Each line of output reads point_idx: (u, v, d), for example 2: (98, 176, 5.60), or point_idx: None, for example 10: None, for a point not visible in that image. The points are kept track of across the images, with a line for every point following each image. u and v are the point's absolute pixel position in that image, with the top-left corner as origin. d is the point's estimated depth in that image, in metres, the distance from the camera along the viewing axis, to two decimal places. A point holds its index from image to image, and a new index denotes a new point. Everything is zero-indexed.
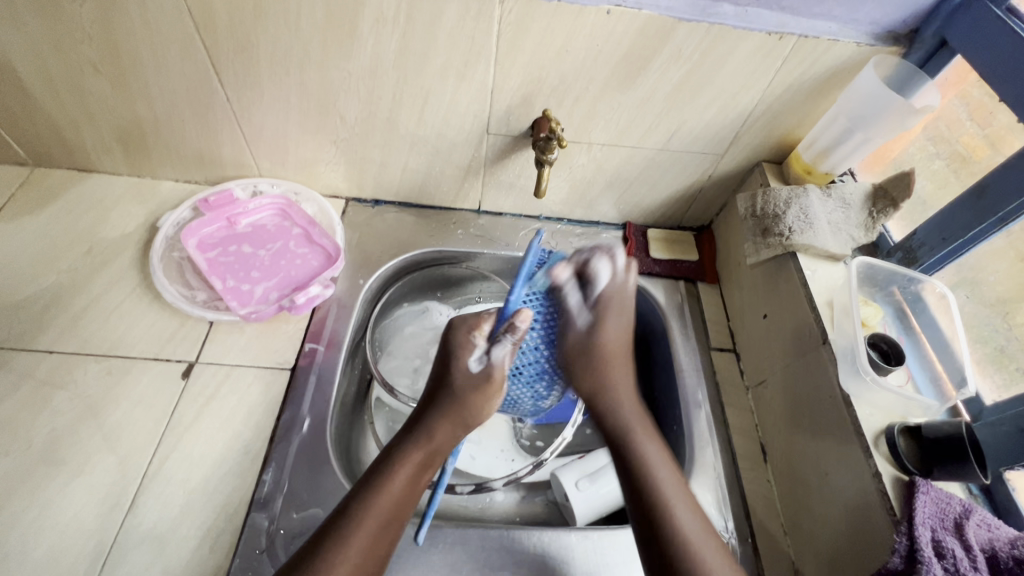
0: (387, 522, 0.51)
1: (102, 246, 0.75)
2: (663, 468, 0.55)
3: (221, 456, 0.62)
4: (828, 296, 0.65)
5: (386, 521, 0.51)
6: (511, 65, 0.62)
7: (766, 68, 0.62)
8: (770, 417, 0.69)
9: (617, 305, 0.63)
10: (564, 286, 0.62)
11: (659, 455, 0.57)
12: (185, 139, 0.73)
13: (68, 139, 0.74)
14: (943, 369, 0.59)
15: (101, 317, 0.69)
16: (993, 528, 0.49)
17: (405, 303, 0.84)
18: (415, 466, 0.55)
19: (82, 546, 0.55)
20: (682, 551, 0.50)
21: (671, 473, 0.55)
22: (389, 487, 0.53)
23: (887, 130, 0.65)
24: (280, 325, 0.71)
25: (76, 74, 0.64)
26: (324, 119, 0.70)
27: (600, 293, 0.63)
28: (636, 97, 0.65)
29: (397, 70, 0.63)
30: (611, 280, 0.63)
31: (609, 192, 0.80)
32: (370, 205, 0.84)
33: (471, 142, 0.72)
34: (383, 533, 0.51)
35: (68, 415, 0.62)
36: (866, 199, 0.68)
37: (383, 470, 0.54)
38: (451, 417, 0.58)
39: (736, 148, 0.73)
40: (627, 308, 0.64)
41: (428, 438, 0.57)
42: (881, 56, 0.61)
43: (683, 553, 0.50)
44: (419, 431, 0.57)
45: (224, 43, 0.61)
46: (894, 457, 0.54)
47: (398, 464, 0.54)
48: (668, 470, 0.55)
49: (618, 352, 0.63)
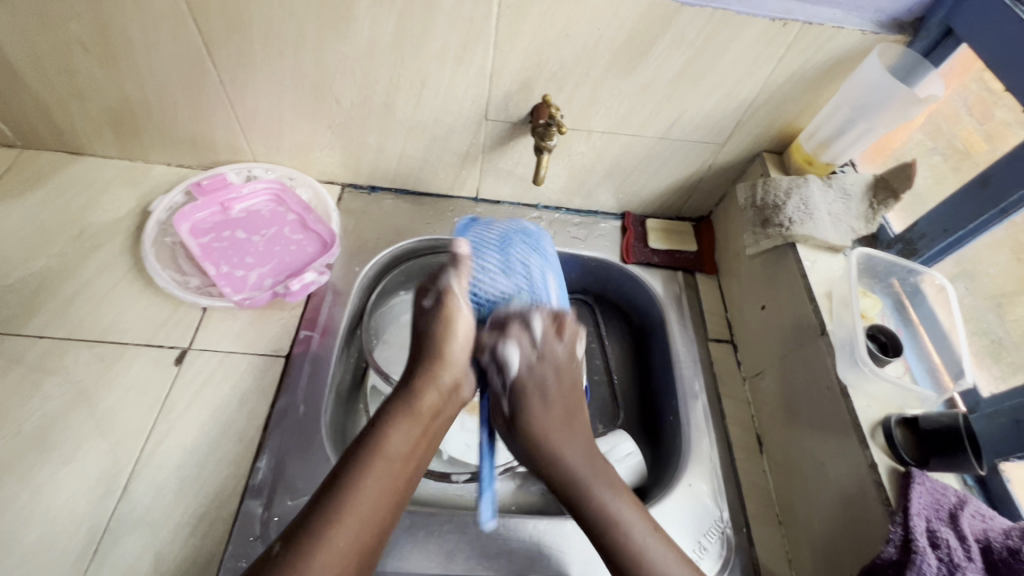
0: (388, 486, 0.49)
1: (93, 230, 0.74)
2: (638, 526, 0.51)
3: (215, 443, 0.61)
4: (827, 287, 0.64)
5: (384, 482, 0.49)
6: (510, 49, 0.61)
7: (769, 56, 0.61)
8: (767, 408, 0.69)
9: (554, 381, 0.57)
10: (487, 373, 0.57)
11: (627, 509, 0.52)
12: (178, 122, 0.72)
13: (57, 120, 0.72)
14: (941, 361, 0.59)
15: (92, 302, 0.68)
16: (987, 519, 0.49)
17: (402, 291, 0.83)
18: (405, 424, 0.52)
19: (74, 531, 0.55)
20: None
21: (642, 523, 0.52)
22: (383, 450, 0.50)
23: (888, 120, 0.64)
24: (275, 312, 0.71)
25: (64, 53, 0.63)
26: (319, 103, 0.68)
27: (515, 380, 0.56)
28: (636, 84, 0.65)
29: (395, 53, 0.62)
30: (523, 363, 0.56)
31: (607, 181, 0.80)
32: (366, 192, 0.83)
33: (469, 128, 0.71)
34: (380, 498, 0.48)
35: (59, 401, 0.61)
36: (867, 189, 0.67)
37: (372, 433, 0.51)
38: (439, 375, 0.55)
39: (736, 138, 0.73)
40: (563, 376, 0.58)
41: (413, 394, 0.54)
42: (886, 45, 0.60)
43: None
44: (405, 395, 0.54)
45: (217, 23, 0.59)
46: (890, 448, 0.54)
47: (387, 424, 0.52)
48: (638, 520, 0.52)
49: (561, 402, 0.57)
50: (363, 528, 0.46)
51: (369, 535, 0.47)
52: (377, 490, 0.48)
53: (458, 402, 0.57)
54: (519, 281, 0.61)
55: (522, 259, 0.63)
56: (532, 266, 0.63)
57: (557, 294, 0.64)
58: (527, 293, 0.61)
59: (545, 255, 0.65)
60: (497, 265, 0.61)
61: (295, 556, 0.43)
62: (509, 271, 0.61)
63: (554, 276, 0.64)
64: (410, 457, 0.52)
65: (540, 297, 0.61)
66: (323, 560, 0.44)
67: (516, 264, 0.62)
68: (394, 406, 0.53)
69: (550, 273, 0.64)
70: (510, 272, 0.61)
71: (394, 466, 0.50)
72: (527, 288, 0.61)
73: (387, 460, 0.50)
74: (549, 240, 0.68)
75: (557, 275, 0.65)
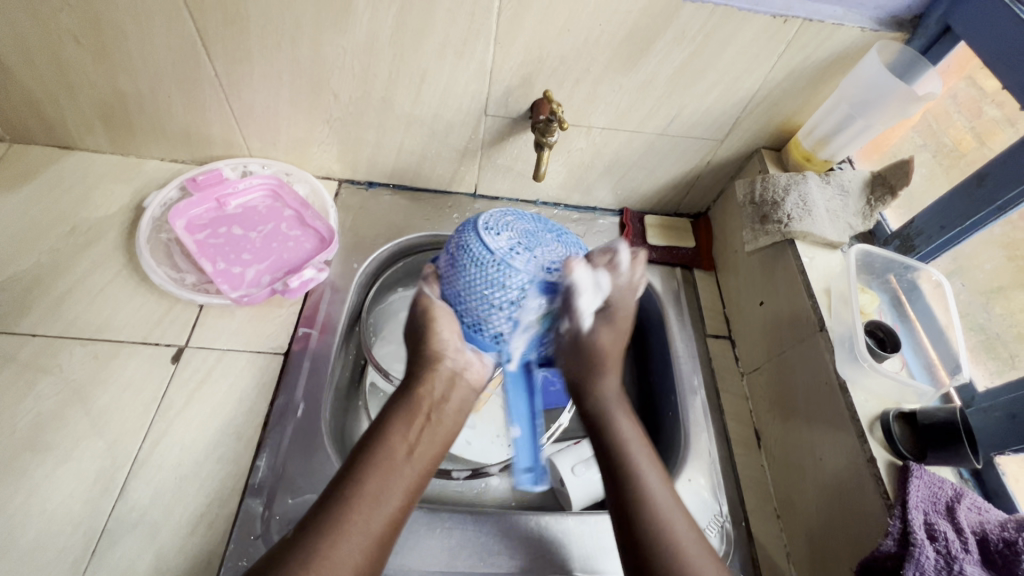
0: (389, 476, 0.51)
1: (85, 226, 0.72)
2: (639, 447, 0.57)
3: (215, 440, 0.61)
4: (825, 283, 0.65)
5: (386, 473, 0.51)
6: (511, 44, 0.61)
7: (770, 52, 0.61)
8: (764, 402, 0.69)
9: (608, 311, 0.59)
10: (581, 288, 0.53)
11: (636, 438, 0.58)
12: (172, 116, 0.71)
13: (47, 114, 0.71)
14: (937, 356, 0.60)
15: (85, 300, 0.67)
16: (983, 512, 0.50)
17: (399, 288, 0.82)
18: (405, 421, 0.55)
19: (71, 532, 0.54)
20: (649, 515, 0.52)
21: (646, 457, 0.56)
22: (386, 441, 0.53)
23: (888, 117, 0.65)
24: (272, 309, 0.70)
25: (54, 45, 0.61)
26: (317, 97, 0.68)
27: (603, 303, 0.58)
28: (636, 80, 0.65)
29: (395, 46, 0.61)
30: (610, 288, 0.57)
31: (606, 177, 0.80)
32: (364, 187, 0.82)
33: (468, 124, 0.71)
34: (391, 480, 0.51)
35: (53, 400, 0.60)
36: (865, 186, 0.68)
37: (378, 431, 0.54)
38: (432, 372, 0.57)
39: (736, 135, 0.73)
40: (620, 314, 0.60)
41: (411, 392, 0.57)
42: (885, 41, 0.60)
43: (650, 517, 0.52)
44: (404, 389, 0.57)
45: (213, 15, 0.58)
46: (889, 443, 0.54)
47: (392, 421, 0.55)
48: (642, 454, 0.56)
49: (612, 351, 0.60)
50: (377, 510, 0.49)
51: (384, 519, 0.49)
52: (380, 479, 0.51)
53: (467, 387, 0.59)
54: (461, 268, 0.53)
55: (454, 248, 0.54)
56: (465, 246, 0.53)
57: (520, 244, 0.52)
58: (473, 268, 0.52)
59: (488, 220, 0.54)
60: (446, 269, 0.55)
61: (311, 544, 0.46)
62: (455, 267, 0.54)
63: (508, 229, 0.54)
64: (413, 444, 0.54)
65: (481, 260, 0.51)
66: (338, 548, 0.46)
67: (454, 252, 0.54)
68: (396, 400, 0.56)
69: (500, 232, 0.53)
70: (457, 264, 0.53)
71: (397, 449, 0.53)
72: (471, 266, 0.52)
73: (390, 449, 0.53)
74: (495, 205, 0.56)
75: (512, 230, 0.54)
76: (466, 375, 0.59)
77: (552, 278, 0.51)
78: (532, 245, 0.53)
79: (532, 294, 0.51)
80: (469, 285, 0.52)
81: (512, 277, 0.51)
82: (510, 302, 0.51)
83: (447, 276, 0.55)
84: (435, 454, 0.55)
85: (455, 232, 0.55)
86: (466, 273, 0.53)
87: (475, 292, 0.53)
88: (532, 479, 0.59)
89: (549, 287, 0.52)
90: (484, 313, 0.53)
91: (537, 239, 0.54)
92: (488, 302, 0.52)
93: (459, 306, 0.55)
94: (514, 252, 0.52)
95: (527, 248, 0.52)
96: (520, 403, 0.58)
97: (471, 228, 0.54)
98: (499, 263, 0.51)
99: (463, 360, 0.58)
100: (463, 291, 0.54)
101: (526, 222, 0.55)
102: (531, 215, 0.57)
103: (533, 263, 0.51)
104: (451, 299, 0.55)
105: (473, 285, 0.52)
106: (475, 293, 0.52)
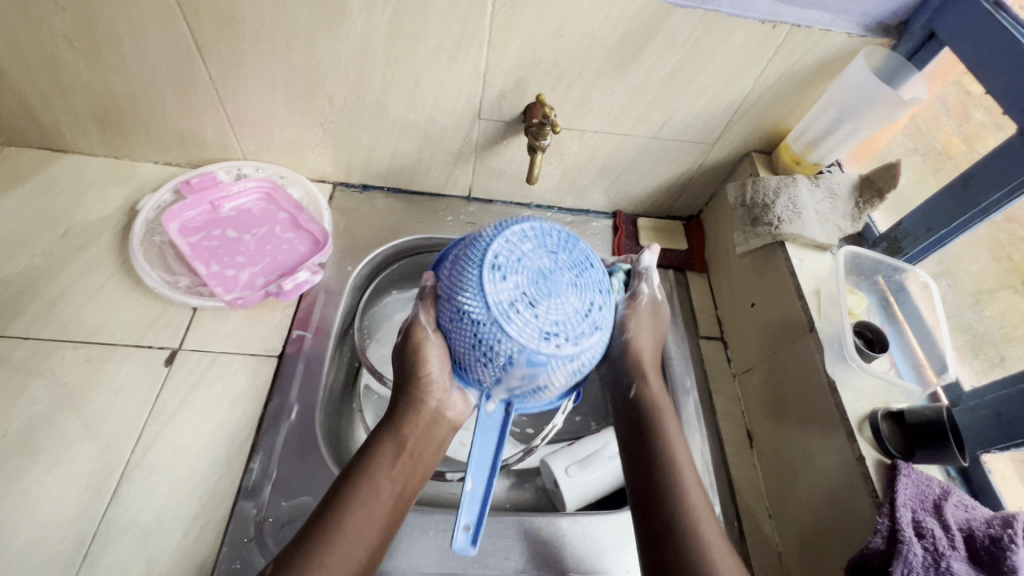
0: (371, 514, 0.49)
1: (78, 229, 0.72)
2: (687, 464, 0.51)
3: (209, 443, 0.61)
4: (815, 284, 0.66)
5: (369, 510, 0.50)
6: (504, 48, 0.61)
7: (759, 57, 0.62)
8: (756, 403, 0.70)
9: (645, 317, 0.58)
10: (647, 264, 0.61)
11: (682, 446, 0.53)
12: (165, 119, 0.71)
13: (40, 116, 0.71)
14: (925, 356, 0.61)
15: (78, 303, 0.67)
16: (970, 509, 0.51)
17: (394, 291, 0.82)
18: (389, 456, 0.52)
19: (63, 536, 0.54)
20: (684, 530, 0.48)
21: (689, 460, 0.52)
22: (371, 475, 0.51)
23: (875, 121, 0.66)
24: (267, 312, 0.70)
25: (47, 48, 0.61)
26: (311, 101, 0.68)
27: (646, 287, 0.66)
28: (628, 84, 0.65)
29: (388, 50, 0.62)
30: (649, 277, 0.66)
31: (599, 180, 0.80)
32: (359, 191, 0.82)
33: (462, 127, 0.72)
34: (369, 522, 0.49)
35: (45, 403, 0.60)
36: (853, 189, 0.69)
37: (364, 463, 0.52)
38: (416, 411, 0.54)
39: (726, 138, 0.74)
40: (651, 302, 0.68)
41: (397, 425, 0.54)
42: (872, 47, 0.61)
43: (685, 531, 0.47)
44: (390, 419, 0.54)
45: (208, 19, 0.58)
46: (877, 441, 0.55)
47: (376, 454, 0.52)
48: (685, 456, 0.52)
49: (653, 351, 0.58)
50: (356, 550, 0.48)
51: (361, 558, 0.48)
52: (363, 517, 0.49)
53: (448, 426, 0.56)
54: (458, 309, 0.49)
55: (455, 275, 0.50)
56: (466, 283, 0.49)
57: (523, 298, 0.47)
58: (468, 314, 0.48)
59: (500, 257, 0.49)
60: (445, 298, 0.51)
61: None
62: (452, 301, 0.50)
63: (517, 270, 0.48)
64: (397, 480, 0.52)
65: (476, 310, 0.47)
66: None
67: (456, 285, 0.50)
68: (382, 430, 0.54)
69: (507, 274, 0.48)
70: (455, 301, 0.49)
71: (381, 489, 0.51)
72: (466, 310, 0.48)
73: (375, 485, 0.51)
74: (515, 226, 0.50)
75: (523, 275, 0.48)
76: (448, 414, 0.55)
77: (545, 346, 0.47)
78: (538, 298, 0.47)
79: (519, 363, 0.47)
80: (461, 330, 0.49)
81: (504, 336, 0.46)
82: (496, 360, 0.47)
83: (444, 306, 0.51)
84: (414, 488, 0.54)
85: (464, 256, 0.50)
86: (460, 314, 0.49)
87: (465, 338, 0.49)
88: (469, 540, 0.47)
89: (539, 358, 0.47)
90: (469, 360, 0.49)
91: (548, 291, 0.48)
92: (475, 354, 0.48)
93: (448, 343, 0.51)
94: (515, 308, 0.47)
95: (531, 304, 0.47)
96: (485, 451, 0.50)
97: (479, 259, 0.49)
98: (495, 318, 0.47)
99: (446, 399, 0.54)
100: (453, 332, 0.50)
101: (544, 261, 0.49)
102: (556, 245, 0.51)
103: (530, 326, 0.46)
104: (442, 333, 0.51)
105: (465, 332, 0.48)
106: (465, 339, 0.49)
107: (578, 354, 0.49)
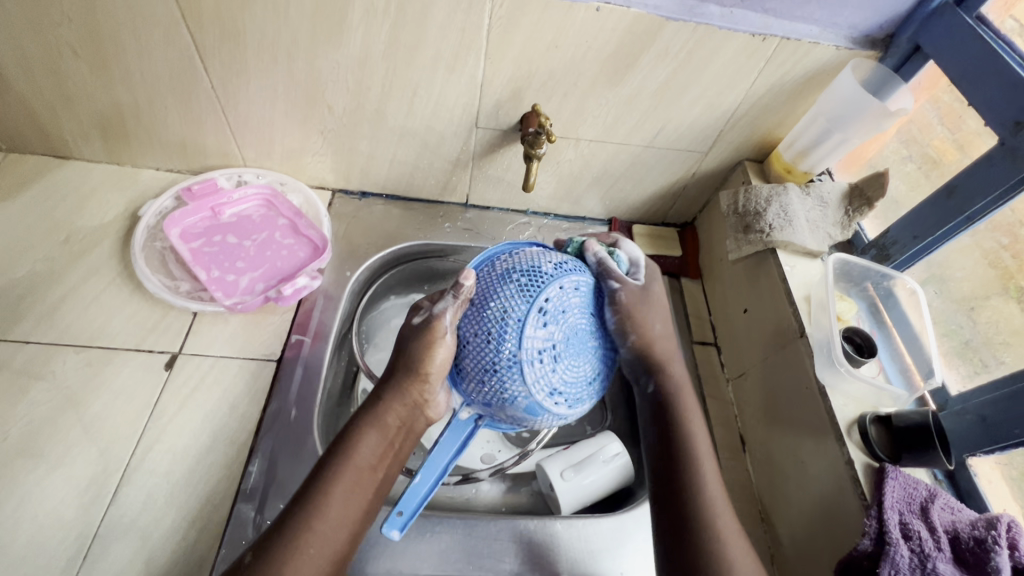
0: (353, 498, 0.51)
1: (80, 234, 0.73)
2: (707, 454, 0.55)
3: (208, 446, 0.61)
4: (805, 291, 0.67)
5: (349, 495, 0.50)
6: (501, 59, 0.63)
7: (750, 68, 0.64)
8: (749, 407, 0.71)
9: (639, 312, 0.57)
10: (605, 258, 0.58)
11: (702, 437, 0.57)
12: (168, 127, 0.72)
13: (44, 124, 0.72)
14: (913, 361, 0.62)
15: (80, 307, 0.68)
16: (956, 511, 0.52)
17: (392, 295, 0.83)
18: (373, 441, 0.53)
19: (63, 538, 0.55)
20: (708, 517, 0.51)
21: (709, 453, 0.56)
22: (353, 461, 0.52)
23: (863, 131, 0.67)
24: (266, 316, 0.71)
25: (52, 57, 0.62)
26: (311, 109, 0.69)
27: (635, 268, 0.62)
28: (622, 94, 0.67)
29: (387, 60, 0.63)
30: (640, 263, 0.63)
31: (595, 187, 0.82)
32: (357, 198, 0.84)
33: (459, 135, 0.73)
34: (349, 503, 0.50)
35: (46, 406, 0.61)
36: (843, 197, 0.70)
37: (347, 447, 0.52)
38: (399, 398, 0.54)
39: (720, 146, 0.75)
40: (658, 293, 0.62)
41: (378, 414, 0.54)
42: (860, 59, 0.63)
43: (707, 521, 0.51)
44: (372, 405, 0.54)
45: (211, 29, 0.60)
46: (865, 445, 0.56)
47: (359, 439, 0.53)
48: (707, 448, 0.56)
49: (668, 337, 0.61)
50: (337, 534, 0.49)
51: (343, 541, 0.49)
52: (345, 502, 0.50)
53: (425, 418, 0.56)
54: (487, 329, 0.50)
55: (501, 294, 0.50)
56: (508, 308, 0.49)
57: (551, 351, 0.49)
58: (494, 341, 0.49)
59: (548, 305, 0.50)
60: (477, 307, 0.51)
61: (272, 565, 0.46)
62: (485, 319, 0.50)
63: (558, 323, 0.50)
64: (377, 464, 0.53)
65: (508, 339, 0.48)
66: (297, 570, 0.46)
67: (497, 305, 0.50)
68: (363, 416, 0.54)
69: (550, 323, 0.49)
70: (489, 319, 0.50)
71: (362, 475, 0.52)
72: (495, 336, 0.49)
73: (356, 470, 0.51)
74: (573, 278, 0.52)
75: (560, 329, 0.50)
76: (426, 410, 0.56)
77: (545, 403, 0.49)
78: (560, 357, 0.50)
79: (518, 405, 0.49)
80: (482, 350, 0.50)
81: (516, 379, 0.48)
82: (496, 392, 0.49)
83: (473, 315, 0.51)
84: (393, 474, 0.55)
85: (516, 282, 0.50)
86: (489, 333, 0.50)
87: (479, 360, 0.50)
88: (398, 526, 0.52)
89: (537, 409, 0.50)
90: (472, 378, 0.51)
91: (574, 352, 0.51)
92: (481, 379, 0.50)
93: (459, 348, 0.52)
94: (540, 358, 0.49)
95: (555, 358, 0.49)
96: (447, 448, 0.53)
97: (531, 297, 0.49)
98: (520, 358, 0.48)
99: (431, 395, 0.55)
100: (472, 346, 0.51)
101: (580, 322, 0.51)
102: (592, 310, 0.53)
103: (544, 380, 0.49)
104: (460, 337, 0.52)
105: (483, 355, 0.50)
106: (480, 358, 0.50)
107: (567, 415, 0.52)
